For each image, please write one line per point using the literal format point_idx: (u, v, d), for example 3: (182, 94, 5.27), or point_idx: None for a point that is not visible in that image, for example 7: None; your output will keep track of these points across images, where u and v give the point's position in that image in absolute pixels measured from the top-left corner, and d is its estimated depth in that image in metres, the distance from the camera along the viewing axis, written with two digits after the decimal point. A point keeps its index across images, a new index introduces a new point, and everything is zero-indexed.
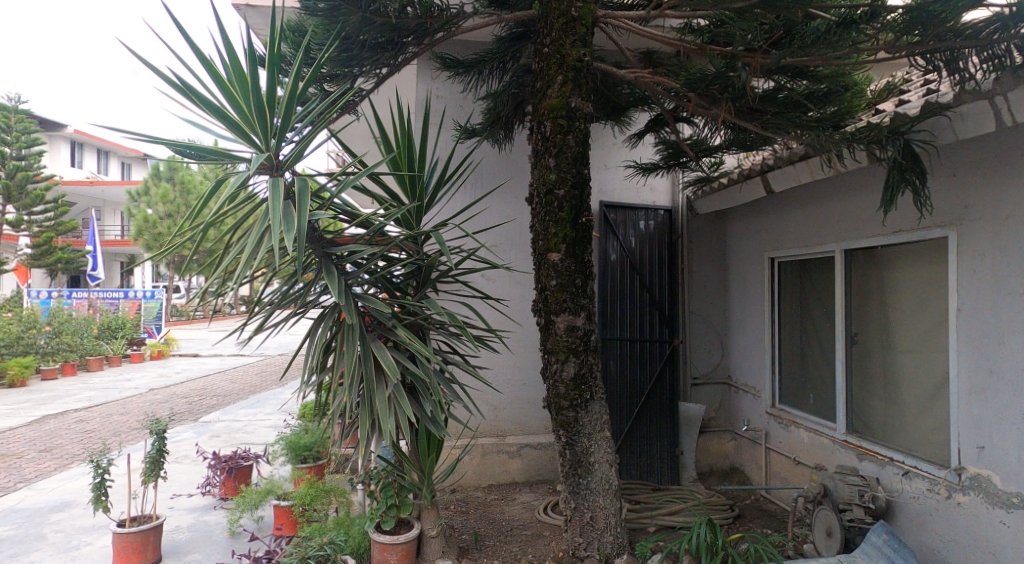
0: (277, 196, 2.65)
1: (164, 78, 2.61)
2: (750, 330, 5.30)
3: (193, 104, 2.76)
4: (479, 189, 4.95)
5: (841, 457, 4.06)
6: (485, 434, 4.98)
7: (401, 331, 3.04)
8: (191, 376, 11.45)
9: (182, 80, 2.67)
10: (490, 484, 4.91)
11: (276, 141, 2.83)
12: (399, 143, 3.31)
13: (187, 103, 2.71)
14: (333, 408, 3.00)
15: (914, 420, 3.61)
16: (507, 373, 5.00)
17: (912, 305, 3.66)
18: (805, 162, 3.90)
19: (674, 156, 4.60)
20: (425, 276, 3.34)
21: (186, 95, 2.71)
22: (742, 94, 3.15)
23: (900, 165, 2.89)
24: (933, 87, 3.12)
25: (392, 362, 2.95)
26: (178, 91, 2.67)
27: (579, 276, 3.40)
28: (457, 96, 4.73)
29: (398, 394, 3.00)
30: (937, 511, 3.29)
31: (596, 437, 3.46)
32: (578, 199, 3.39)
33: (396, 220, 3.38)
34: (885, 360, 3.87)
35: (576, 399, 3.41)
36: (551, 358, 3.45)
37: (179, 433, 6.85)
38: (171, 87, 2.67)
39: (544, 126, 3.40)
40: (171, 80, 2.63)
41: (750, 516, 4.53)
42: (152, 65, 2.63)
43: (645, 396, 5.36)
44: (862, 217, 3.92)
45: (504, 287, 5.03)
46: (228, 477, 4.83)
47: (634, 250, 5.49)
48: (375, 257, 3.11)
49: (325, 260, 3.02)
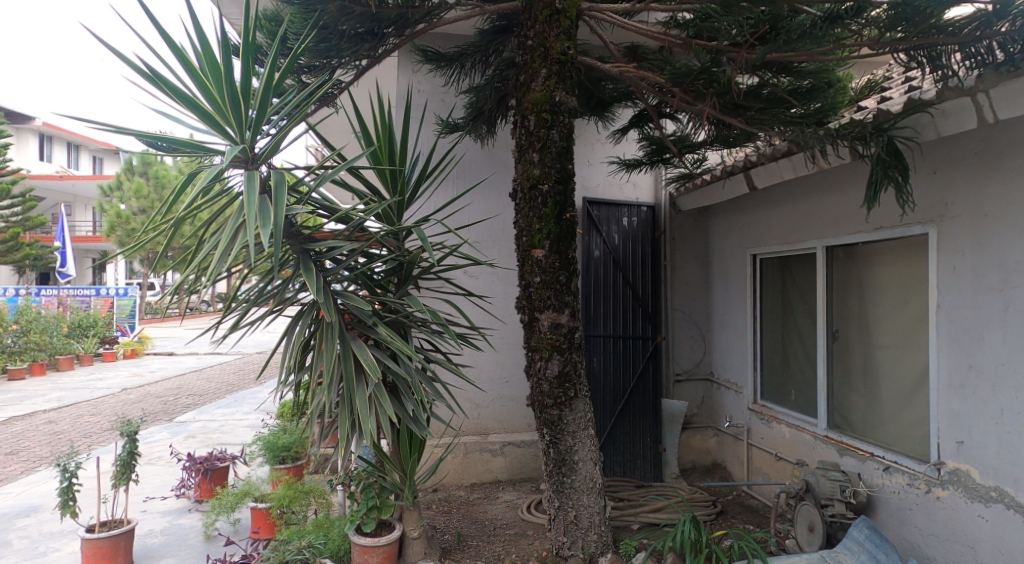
0: (252, 189, 2.55)
1: (132, 66, 2.50)
2: (732, 327, 5.32)
3: (164, 94, 2.65)
4: (461, 185, 4.89)
5: (822, 452, 4.08)
6: (468, 432, 4.93)
7: (382, 329, 2.97)
8: (166, 376, 11.22)
9: (151, 68, 2.57)
10: (472, 483, 4.86)
11: (251, 133, 2.73)
12: (379, 136, 3.23)
13: (157, 92, 2.60)
14: (311, 408, 2.93)
15: (894, 415, 3.64)
16: (490, 371, 4.96)
17: (891, 301, 3.69)
18: (788, 159, 3.89)
19: (658, 152, 4.58)
20: (406, 273, 3.27)
21: (156, 84, 2.60)
22: (727, 89, 3.13)
23: (884, 162, 2.88)
24: (916, 84, 3.11)
25: (372, 361, 2.88)
26: (148, 80, 2.56)
27: (563, 273, 3.36)
28: (438, 90, 4.65)
29: (379, 393, 2.94)
30: (917, 505, 3.31)
31: (581, 435, 3.42)
32: (562, 194, 3.34)
33: (376, 215, 3.29)
34: (865, 356, 3.90)
35: (560, 397, 3.38)
36: (535, 356, 3.41)
37: (154, 434, 6.71)
38: (140, 75, 2.56)
39: (527, 120, 3.34)
40: (139, 68, 2.53)
41: (733, 512, 4.54)
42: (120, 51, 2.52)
43: (628, 393, 5.35)
44: (845, 214, 3.93)
45: (487, 285, 4.97)
46: (203, 479, 4.73)
47: (617, 246, 5.47)
48: (356, 253, 3.03)
49: (303, 256, 2.92)
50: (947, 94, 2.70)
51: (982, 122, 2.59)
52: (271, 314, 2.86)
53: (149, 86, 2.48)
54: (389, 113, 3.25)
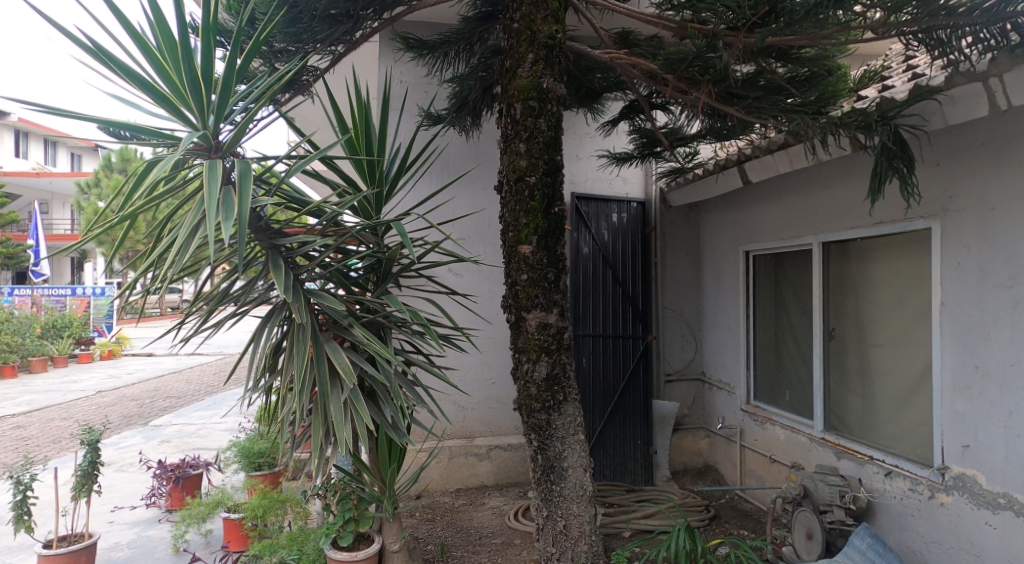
0: (213, 180, 2.34)
1: (78, 43, 2.29)
2: (723, 325, 5.19)
3: (113, 72, 2.44)
4: (444, 178, 4.70)
5: (819, 455, 3.95)
6: (453, 436, 4.75)
7: (358, 330, 2.78)
8: (144, 377, 10.91)
9: (98, 44, 2.35)
10: (457, 489, 4.69)
11: (214, 119, 2.54)
12: (356, 125, 3.03)
13: (105, 71, 2.39)
14: (282, 415, 2.74)
15: (893, 417, 3.52)
16: (475, 373, 4.79)
17: (890, 299, 3.57)
18: (784, 151, 3.74)
19: (649, 146, 4.44)
20: (385, 270, 3.09)
21: (107, 64, 2.40)
22: (723, 76, 2.99)
23: (889, 152, 2.73)
24: (920, 71, 2.97)
25: (347, 365, 2.69)
26: (94, 57, 2.34)
27: (552, 270, 3.20)
28: (421, 80, 4.46)
29: (355, 398, 2.75)
30: (919, 511, 3.18)
31: (570, 441, 3.26)
32: (550, 186, 3.17)
33: (352, 208, 3.08)
34: (863, 355, 3.78)
35: (548, 400, 3.21)
36: (522, 357, 3.24)
37: (128, 439, 6.47)
38: (85, 51, 2.34)
39: (513, 108, 3.15)
40: (86, 45, 2.32)
41: (726, 517, 4.41)
42: (60, 24, 2.28)
43: (618, 394, 5.20)
44: (843, 209, 3.80)
45: (473, 283, 4.79)
46: (175, 487, 4.51)
47: (606, 243, 5.32)
48: (330, 249, 2.84)
49: (273, 252, 2.71)
50: (957, 80, 2.56)
51: (994, 108, 2.45)
52: (238, 315, 2.67)
53: (97, 64, 2.28)
54: (366, 100, 3.06)
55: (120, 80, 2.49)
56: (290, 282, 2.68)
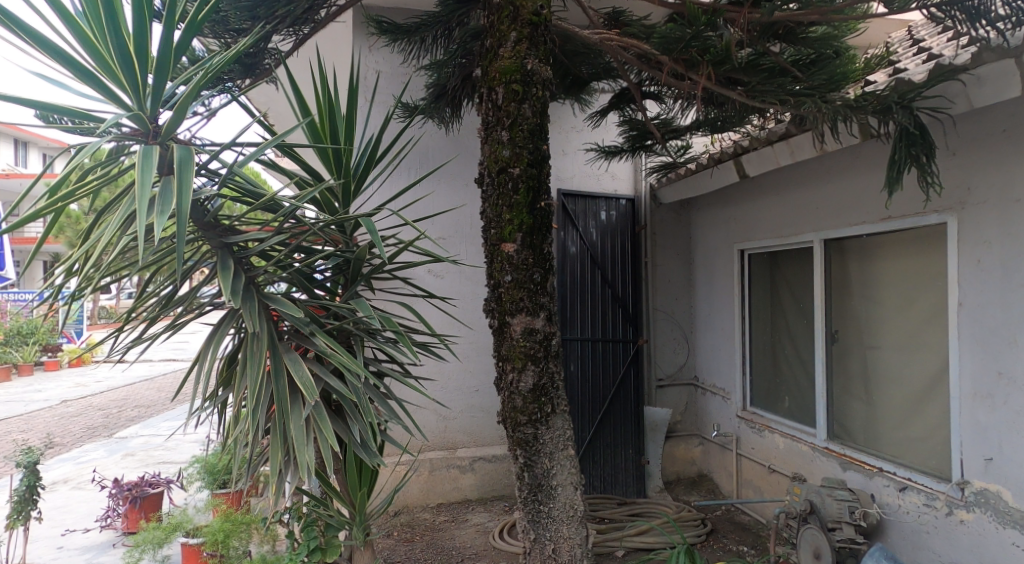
0: (147, 168, 2.03)
1: None
2: (717, 327, 4.95)
3: (20, 38, 2.10)
4: (420, 172, 4.40)
5: (822, 466, 3.73)
6: (433, 447, 4.46)
7: (321, 339, 2.48)
8: (114, 385, 10.46)
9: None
10: (439, 504, 4.40)
11: (153, 102, 2.24)
12: (321, 110, 2.73)
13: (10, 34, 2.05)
14: (234, 436, 2.43)
15: (904, 425, 3.30)
16: (456, 381, 4.49)
17: (898, 300, 3.36)
18: (785, 143, 3.48)
19: (639, 139, 4.20)
20: (354, 271, 2.79)
21: (12, 28, 2.07)
22: (724, 56, 2.73)
23: (909, 140, 2.48)
24: (936, 52, 2.74)
25: (308, 379, 2.39)
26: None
27: (538, 270, 2.92)
28: (396, 68, 4.17)
29: (318, 415, 2.44)
30: (936, 529, 2.96)
31: (559, 457, 2.99)
32: (536, 178, 2.89)
33: (315, 201, 2.76)
34: (869, 359, 3.56)
35: (535, 413, 2.94)
36: (506, 366, 2.96)
37: (89, 452, 6.09)
38: None
39: (495, 93, 2.87)
40: None
41: (724, 531, 4.16)
42: None
43: (609, 400, 4.93)
44: (848, 204, 3.56)
45: (454, 285, 4.51)
46: (132, 508, 4.17)
47: (595, 243, 5.05)
48: (290, 248, 2.53)
49: (223, 252, 2.39)
50: (986, 57, 2.30)
51: None
52: (174, 328, 2.33)
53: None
54: (331, 82, 2.75)
55: (30, 47, 2.15)
56: (241, 286, 2.37)
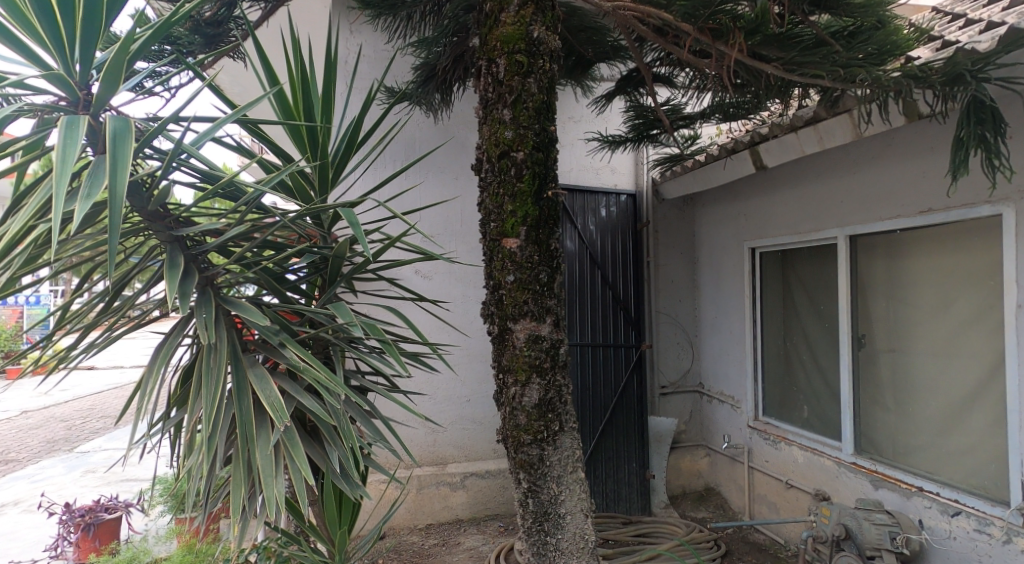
0: (71, 142, 1.63)
1: None
2: (724, 330, 4.62)
3: None
4: (407, 162, 4.00)
5: (850, 482, 3.43)
6: (422, 464, 4.07)
7: (291, 349, 2.08)
8: (80, 394, 9.92)
9: None
10: (428, 525, 4.02)
11: (82, 65, 1.82)
12: (292, 83, 2.33)
13: None
14: (186, 469, 2.02)
15: (945, 439, 3.03)
16: (447, 390, 4.11)
17: (935, 302, 3.08)
18: (813, 128, 3.16)
19: (644, 127, 3.85)
20: (333, 272, 2.40)
21: None
22: (759, 25, 2.39)
23: (977, 117, 2.17)
24: (997, 20, 2.42)
25: (277, 399, 1.99)
26: None
27: (544, 269, 2.55)
28: (380, 48, 3.80)
29: (289, 441, 2.04)
30: (991, 558, 2.70)
31: (568, 481, 2.61)
32: (543, 163, 2.53)
33: (286, 189, 2.36)
34: (902, 366, 3.26)
35: (541, 431, 2.57)
36: (508, 378, 2.59)
37: (45, 469, 5.58)
38: None
39: (495, 65, 2.51)
40: None
41: (740, 553, 3.85)
42: None
43: (611, 410, 4.58)
44: (878, 197, 3.26)
45: (445, 287, 4.13)
46: (85, 536, 3.70)
47: (594, 240, 4.70)
48: (255, 243, 2.12)
49: (172, 247, 1.95)
50: None
51: None
52: (107, 343, 1.91)
53: None
54: (303, 50, 2.35)
55: None
56: (191, 290, 1.93)
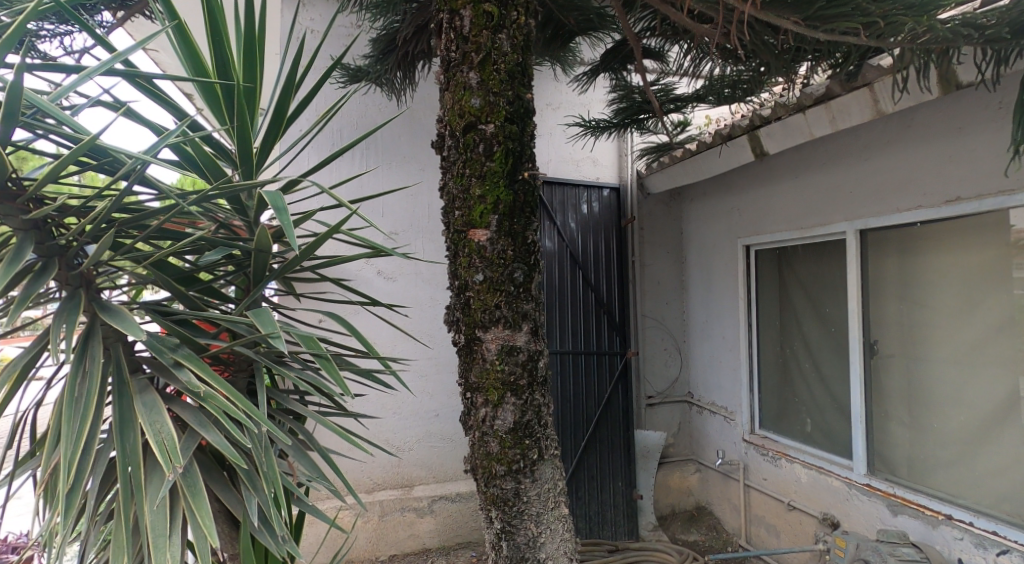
0: None
1: None
2: (715, 336, 4.23)
3: None
4: (363, 149, 3.55)
5: (864, 506, 3.05)
6: (386, 487, 3.60)
7: (189, 371, 1.60)
8: None
9: None
10: (391, 556, 3.54)
11: None
12: None
13: None
14: (44, 531, 1.52)
15: (974, 459, 2.67)
16: (410, 403, 3.66)
17: (960, 303, 2.72)
18: (824, 107, 2.79)
19: (630, 112, 3.41)
20: (256, 272, 1.92)
21: None
22: None
23: None
24: None
25: (170, 437, 1.51)
26: None
27: (520, 267, 2.12)
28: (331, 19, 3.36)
29: (188, 490, 1.56)
30: None
31: (549, 520, 2.15)
32: (518, 138, 2.10)
33: (196, 167, 1.88)
34: (918, 375, 2.89)
35: (517, 462, 2.12)
36: (477, 398, 2.14)
37: None
38: None
39: (460, 19, 2.08)
40: None
41: None
42: None
43: (593, 425, 4.16)
44: (895, 185, 2.90)
45: (407, 289, 3.68)
46: None
47: (575, 238, 4.28)
48: (145, 233, 1.64)
49: (25, 235, 1.47)
50: None
51: None
52: None
53: None
54: None
55: None
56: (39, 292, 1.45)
